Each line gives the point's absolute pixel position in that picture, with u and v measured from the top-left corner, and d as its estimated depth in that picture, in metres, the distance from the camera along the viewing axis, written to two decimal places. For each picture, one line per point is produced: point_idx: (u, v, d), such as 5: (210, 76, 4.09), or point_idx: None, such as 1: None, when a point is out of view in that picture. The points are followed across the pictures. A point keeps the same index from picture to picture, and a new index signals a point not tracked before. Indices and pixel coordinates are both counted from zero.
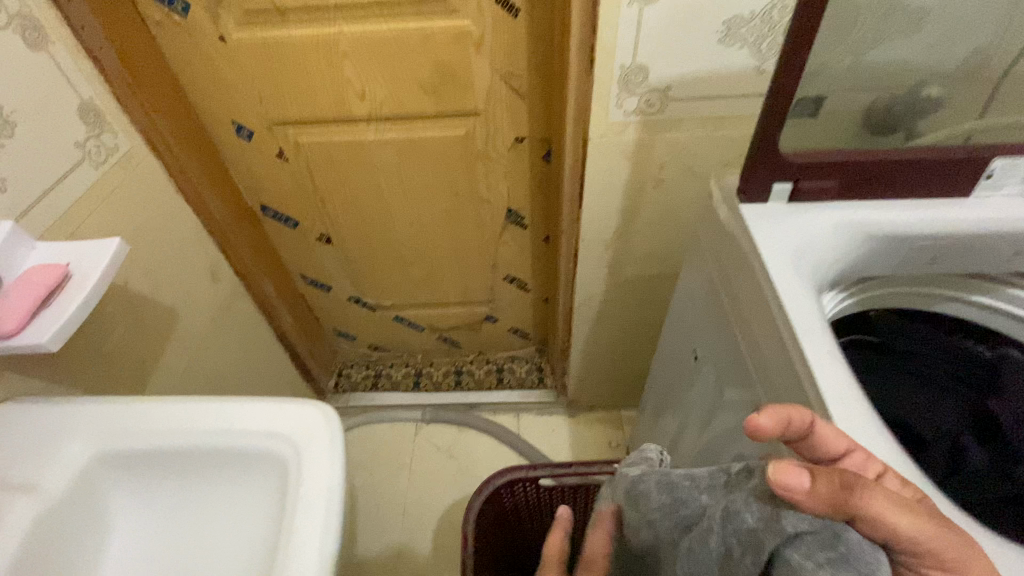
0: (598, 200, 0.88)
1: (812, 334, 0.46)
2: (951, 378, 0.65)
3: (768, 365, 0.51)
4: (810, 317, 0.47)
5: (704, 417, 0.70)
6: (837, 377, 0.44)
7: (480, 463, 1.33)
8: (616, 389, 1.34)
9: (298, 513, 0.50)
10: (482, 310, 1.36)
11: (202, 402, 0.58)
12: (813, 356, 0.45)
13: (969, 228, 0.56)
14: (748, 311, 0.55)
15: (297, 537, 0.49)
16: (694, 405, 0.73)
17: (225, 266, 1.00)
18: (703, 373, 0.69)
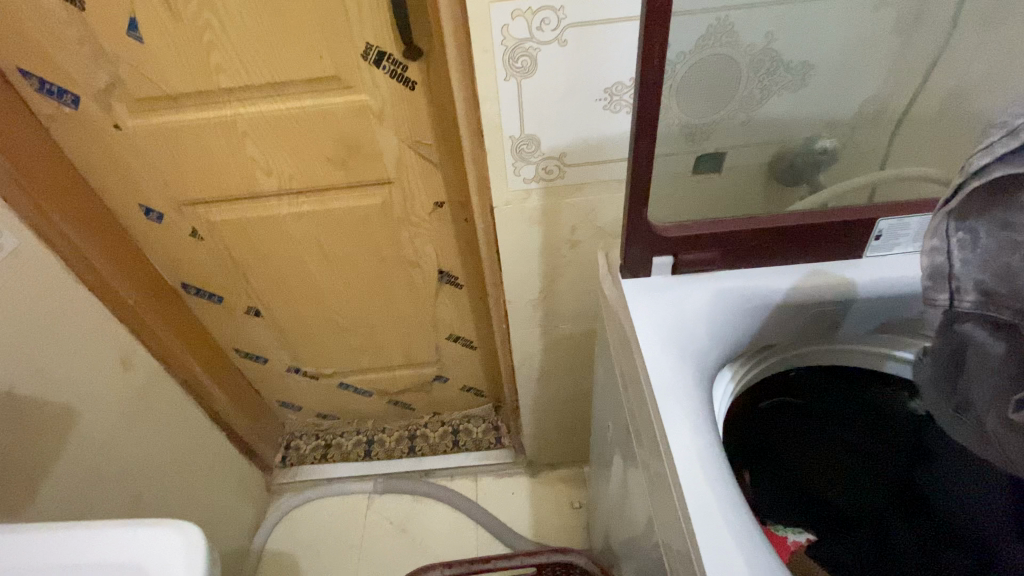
0: (516, 264, 0.85)
1: (681, 424, 0.44)
2: (872, 439, 0.58)
3: (651, 454, 0.47)
4: (681, 407, 0.44)
5: (625, 499, 0.65)
6: (700, 476, 0.41)
7: (436, 536, 1.25)
8: (574, 446, 1.28)
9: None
10: (429, 372, 1.31)
11: (54, 531, 0.52)
12: (677, 449, 0.42)
13: (861, 291, 0.53)
14: (633, 391, 0.52)
15: None
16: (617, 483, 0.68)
17: (140, 352, 0.96)
18: (620, 454, 0.64)
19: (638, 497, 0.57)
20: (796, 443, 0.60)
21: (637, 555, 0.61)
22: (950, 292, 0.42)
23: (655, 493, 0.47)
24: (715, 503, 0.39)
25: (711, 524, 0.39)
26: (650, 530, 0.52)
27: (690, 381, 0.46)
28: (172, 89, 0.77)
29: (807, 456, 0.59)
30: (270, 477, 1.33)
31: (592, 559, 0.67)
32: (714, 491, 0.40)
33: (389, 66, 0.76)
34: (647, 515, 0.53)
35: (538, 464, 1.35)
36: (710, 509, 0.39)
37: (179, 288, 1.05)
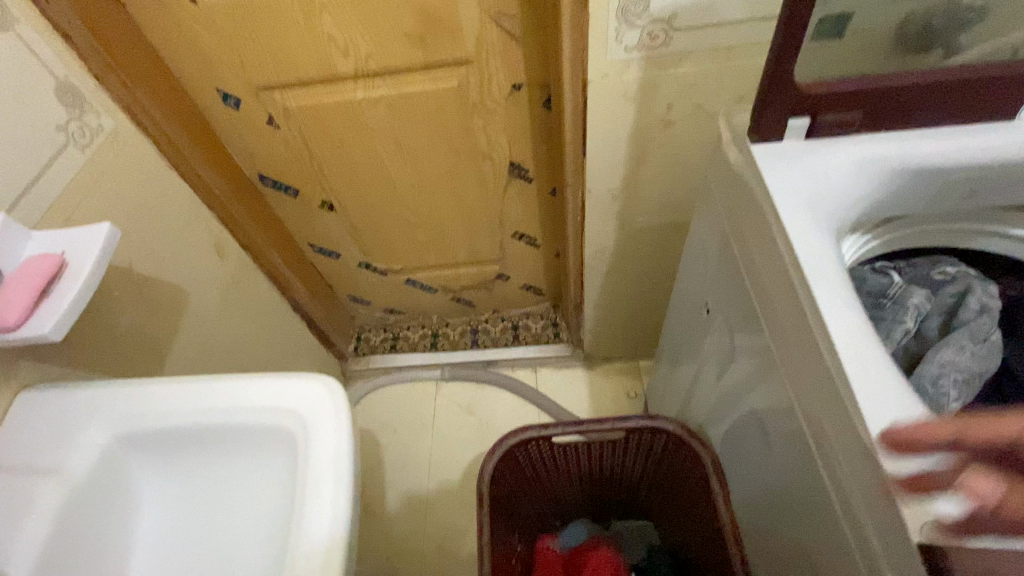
0: (603, 148, 0.82)
1: (826, 279, 0.43)
2: (901, 312, 0.59)
3: (779, 314, 0.48)
4: (823, 266, 0.44)
5: (719, 369, 0.68)
6: (847, 321, 0.41)
7: (501, 418, 1.35)
8: (634, 341, 1.32)
9: (311, 476, 0.51)
10: (492, 269, 1.34)
11: (213, 381, 0.58)
12: (824, 301, 0.42)
13: (1013, 155, 0.50)
14: (756, 257, 0.52)
15: (309, 505, 0.50)
16: (709, 357, 0.71)
17: (229, 240, 1.00)
18: (718, 330, 0.65)
19: (745, 365, 0.59)
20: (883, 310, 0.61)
21: (733, 419, 0.64)
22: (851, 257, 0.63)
23: (784, 349, 0.48)
24: (868, 352, 0.40)
25: (866, 369, 0.39)
26: (761, 390, 0.55)
27: (831, 245, 0.46)
28: None
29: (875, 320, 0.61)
30: (346, 364, 1.43)
31: (683, 425, 0.72)
32: (864, 335, 0.41)
33: None
34: (756, 377, 0.56)
35: (595, 358, 1.40)
36: (860, 348, 0.40)
37: (256, 180, 1.06)
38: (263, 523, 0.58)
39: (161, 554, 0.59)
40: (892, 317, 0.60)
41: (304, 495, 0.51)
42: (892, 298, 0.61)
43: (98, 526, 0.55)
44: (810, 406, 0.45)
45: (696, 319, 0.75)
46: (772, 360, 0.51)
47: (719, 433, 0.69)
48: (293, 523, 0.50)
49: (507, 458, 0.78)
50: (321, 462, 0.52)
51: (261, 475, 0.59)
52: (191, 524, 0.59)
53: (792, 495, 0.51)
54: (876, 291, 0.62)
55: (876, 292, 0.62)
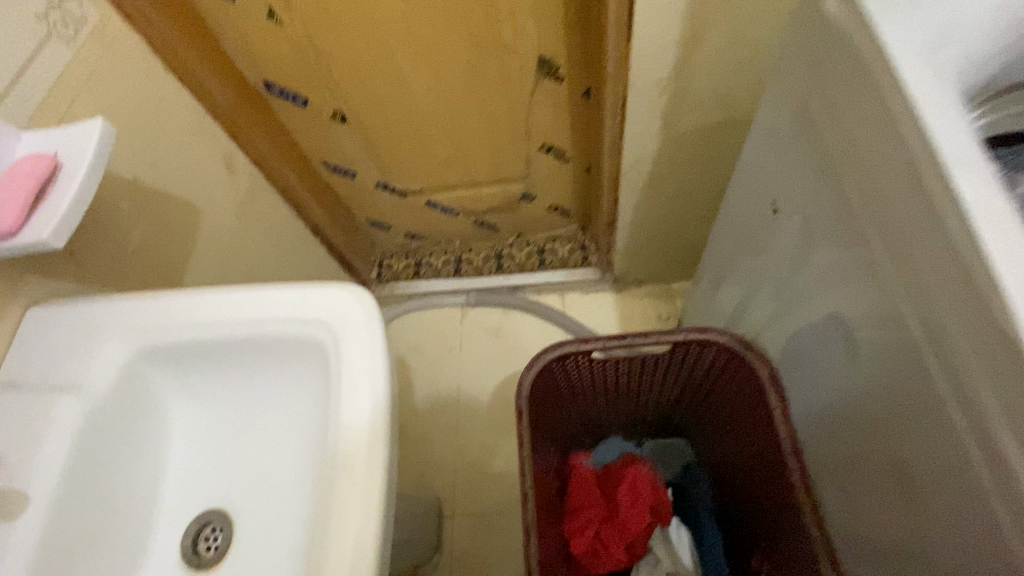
0: (651, 29, 0.71)
1: (957, 148, 0.36)
2: None
3: (891, 201, 0.41)
4: (956, 135, 0.36)
5: (784, 275, 0.62)
6: (984, 199, 0.34)
7: (528, 344, 1.32)
8: (668, 262, 1.25)
9: (346, 385, 0.48)
10: (518, 189, 1.25)
11: (232, 292, 0.54)
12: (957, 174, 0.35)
13: None
14: (858, 132, 0.44)
15: (346, 418, 0.47)
16: (771, 263, 0.64)
17: (239, 156, 0.93)
18: (792, 231, 0.57)
19: (829, 266, 0.51)
20: None
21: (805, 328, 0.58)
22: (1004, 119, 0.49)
23: (890, 241, 0.42)
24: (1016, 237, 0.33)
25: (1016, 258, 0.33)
26: (847, 291, 0.49)
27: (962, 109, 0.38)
28: None
29: None
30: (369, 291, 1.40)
31: (738, 338, 0.70)
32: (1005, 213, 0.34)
33: None
34: (841, 277, 0.49)
35: (626, 281, 1.34)
36: (1000, 230, 0.34)
37: (262, 88, 0.97)
38: (297, 439, 0.55)
39: (196, 470, 0.57)
40: None
41: (339, 405, 0.48)
42: None
43: (126, 442, 0.52)
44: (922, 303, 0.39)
45: (758, 221, 0.67)
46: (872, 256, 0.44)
47: (786, 343, 0.64)
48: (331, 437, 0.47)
49: (545, 373, 0.75)
50: (355, 373, 0.48)
51: (291, 389, 0.56)
52: (223, 437, 0.57)
53: (892, 405, 0.45)
54: None
55: None
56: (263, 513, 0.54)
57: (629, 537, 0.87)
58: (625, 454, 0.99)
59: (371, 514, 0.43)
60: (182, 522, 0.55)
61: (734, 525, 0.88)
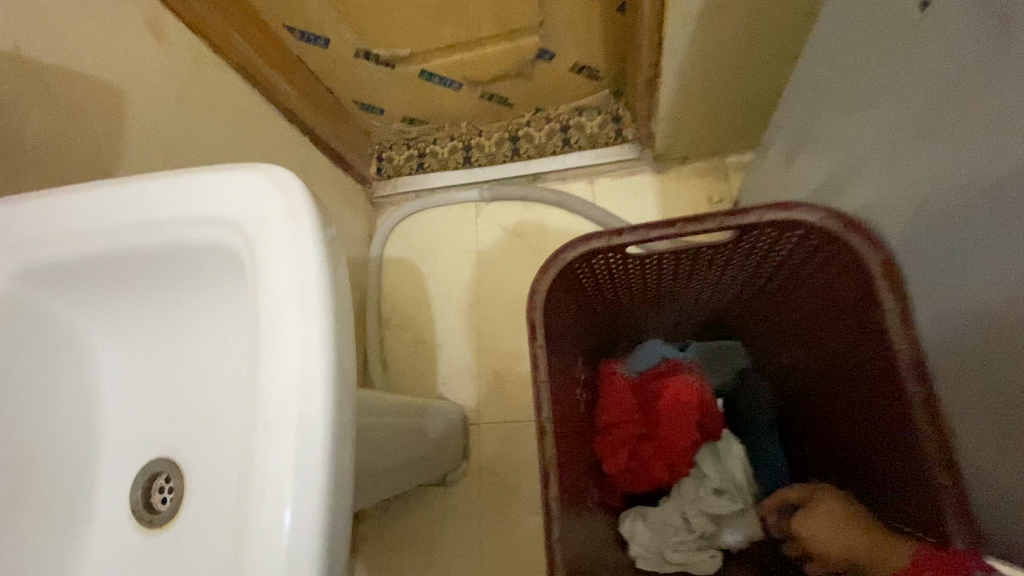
0: None
1: None
2: None
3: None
4: None
5: (951, 109, 0.41)
6: None
7: (553, 239, 1.16)
8: (722, 128, 1.01)
9: (266, 306, 0.33)
10: (532, 46, 1.00)
11: (118, 188, 0.39)
12: None
13: None
14: None
15: (269, 355, 0.33)
16: (930, 91, 0.43)
17: (168, 19, 0.73)
18: (987, 38, 0.36)
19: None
20: None
21: (969, 197, 0.40)
22: None
23: None
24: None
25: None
26: None
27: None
28: None
29: None
30: (371, 190, 1.24)
31: (837, 214, 0.51)
32: None
33: None
34: None
35: (668, 158, 1.12)
36: None
37: None
38: (237, 374, 0.42)
39: (129, 413, 0.46)
40: None
41: (260, 337, 0.33)
42: None
43: (25, 385, 0.42)
44: None
45: (913, 37, 0.44)
46: None
47: (921, 220, 0.46)
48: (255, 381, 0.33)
49: (566, 277, 0.59)
50: (286, 290, 0.34)
51: (223, 302, 0.43)
52: (156, 369, 0.46)
53: None
54: None
55: None
56: (209, 461, 0.43)
57: (668, 452, 0.76)
58: (669, 359, 0.85)
59: (312, 480, 0.30)
60: (123, 476, 0.45)
61: (804, 430, 0.77)
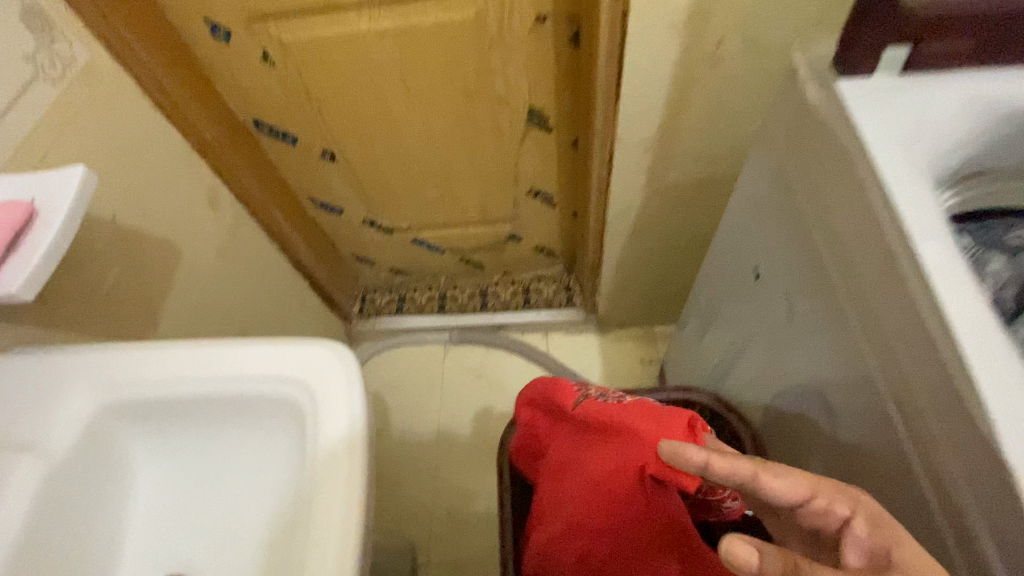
0: (636, 90, 0.74)
1: (930, 233, 0.37)
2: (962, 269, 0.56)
3: (867, 284, 0.42)
4: (927, 221, 0.38)
5: (765, 343, 0.63)
6: (956, 289, 0.35)
7: (511, 383, 1.32)
8: (650, 306, 1.27)
9: (322, 446, 0.46)
10: (504, 229, 1.26)
11: (208, 347, 0.52)
12: (927, 258, 0.36)
13: None
14: (832, 204, 0.45)
15: (323, 481, 0.45)
16: (754, 329, 0.65)
17: (223, 193, 0.93)
18: (775, 310, 0.59)
19: (801, 331, 0.54)
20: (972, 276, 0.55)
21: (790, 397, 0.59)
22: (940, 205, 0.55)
23: (870, 318, 0.42)
24: (990, 336, 0.34)
25: (986, 355, 0.34)
26: (830, 361, 0.50)
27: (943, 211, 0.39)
28: None
29: None
30: (350, 326, 1.39)
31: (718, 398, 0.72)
32: (975, 306, 0.35)
33: None
34: (822, 345, 0.50)
35: (609, 323, 1.35)
36: (988, 331, 0.34)
37: (252, 126, 0.97)
38: (268, 492, 0.54)
39: (159, 529, 0.54)
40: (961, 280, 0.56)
41: (313, 465, 0.46)
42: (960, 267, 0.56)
43: (87, 499, 0.50)
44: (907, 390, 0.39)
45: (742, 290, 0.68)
46: (852, 332, 0.45)
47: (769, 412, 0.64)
48: (306, 500, 0.45)
49: None
50: (335, 450, 0.46)
51: (261, 446, 0.55)
52: (190, 490, 0.56)
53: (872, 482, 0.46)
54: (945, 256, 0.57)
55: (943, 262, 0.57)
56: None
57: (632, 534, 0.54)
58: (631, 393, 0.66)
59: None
60: None
61: None
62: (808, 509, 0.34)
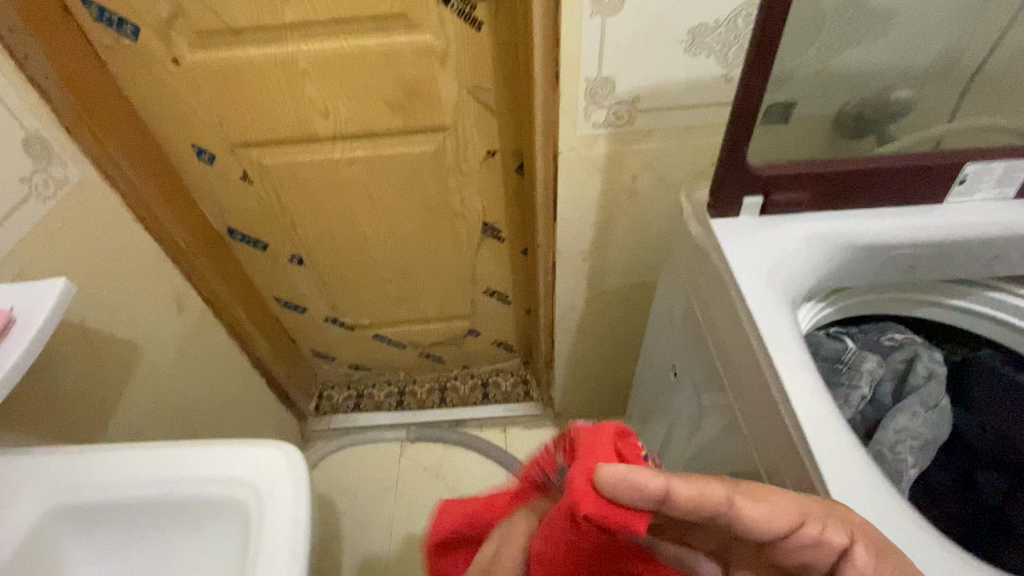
0: (570, 210, 0.86)
1: (784, 342, 0.46)
2: (835, 367, 0.65)
3: (741, 380, 0.50)
4: (780, 333, 0.46)
5: (687, 434, 0.69)
6: (807, 391, 0.43)
7: (467, 480, 1.31)
8: (602, 399, 1.32)
9: (263, 549, 0.48)
10: (463, 325, 1.33)
11: (158, 451, 0.55)
12: (780, 363, 0.45)
13: (933, 237, 0.54)
14: (717, 316, 0.55)
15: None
16: (677, 421, 0.72)
17: (190, 295, 0.98)
18: (690, 404, 0.66)
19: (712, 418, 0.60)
20: (850, 373, 0.64)
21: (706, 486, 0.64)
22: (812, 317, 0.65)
23: (750, 415, 0.50)
24: (826, 421, 0.42)
25: (823, 437, 0.41)
26: (729, 452, 0.56)
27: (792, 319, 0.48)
28: (234, 21, 0.75)
29: (835, 380, 0.65)
30: (306, 424, 1.39)
31: None
32: (818, 403, 0.42)
33: (459, 5, 0.74)
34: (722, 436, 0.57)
35: (565, 416, 1.39)
36: (826, 427, 0.41)
37: (225, 234, 1.05)
38: None
39: None
40: (841, 377, 0.64)
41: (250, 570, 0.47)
42: (836, 366, 0.65)
43: None
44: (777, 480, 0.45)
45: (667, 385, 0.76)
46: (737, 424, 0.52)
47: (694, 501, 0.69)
48: None
49: None
50: (275, 553, 0.47)
51: (207, 550, 0.56)
52: None
53: None
54: (825, 359, 0.67)
55: (824, 364, 0.66)
56: None
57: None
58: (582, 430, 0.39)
59: None
60: None
61: None
62: (795, 538, 0.33)
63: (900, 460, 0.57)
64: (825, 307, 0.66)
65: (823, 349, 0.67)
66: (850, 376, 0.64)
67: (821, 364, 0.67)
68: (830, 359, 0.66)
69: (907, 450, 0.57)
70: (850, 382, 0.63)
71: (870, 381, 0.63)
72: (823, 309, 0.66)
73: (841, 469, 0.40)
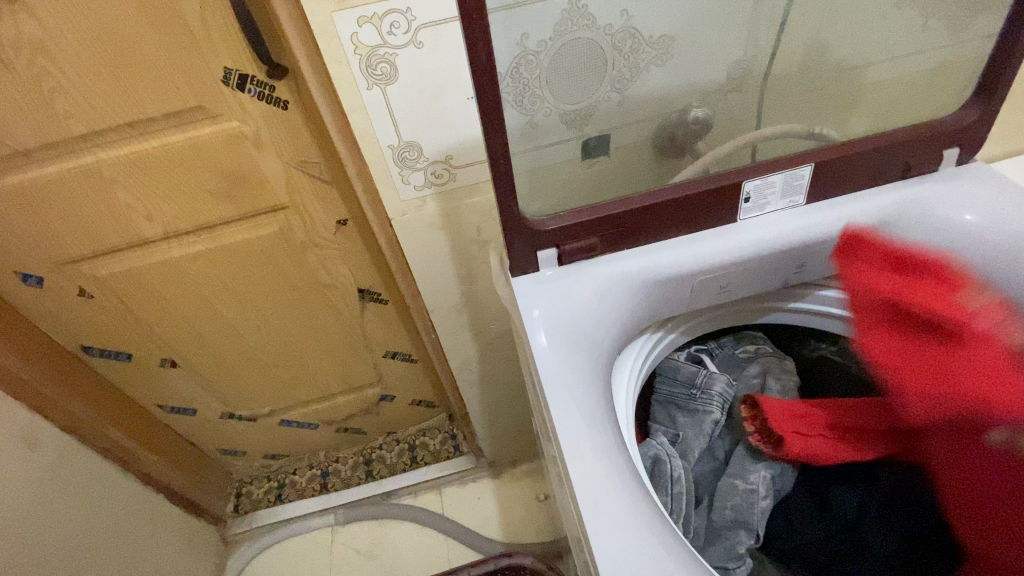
0: (426, 270, 0.83)
1: (568, 414, 0.48)
2: (689, 394, 0.65)
3: (550, 445, 0.51)
4: (563, 400, 0.48)
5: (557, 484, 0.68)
6: (594, 462, 0.45)
7: (405, 556, 1.24)
8: (531, 439, 1.28)
9: None
10: (373, 392, 1.27)
11: None
12: (572, 440, 0.46)
13: (727, 258, 0.54)
14: (531, 375, 0.54)
15: None
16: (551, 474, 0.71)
17: (44, 431, 0.86)
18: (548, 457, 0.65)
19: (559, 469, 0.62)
20: (701, 399, 0.64)
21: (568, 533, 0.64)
22: (660, 349, 0.63)
23: (561, 486, 0.51)
24: (612, 494, 0.44)
25: (601, 509, 0.43)
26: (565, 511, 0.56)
27: (593, 388, 0.50)
28: (19, 143, 0.70)
29: (690, 408, 0.64)
30: (225, 528, 1.28)
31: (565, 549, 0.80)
32: (604, 474, 0.45)
33: (255, 88, 0.71)
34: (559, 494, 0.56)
35: (501, 463, 1.34)
36: (604, 497, 0.44)
37: (80, 352, 0.97)
38: None
39: None
40: (697, 404, 0.64)
41: None
42: (691, 392, 0.65)
43: None
44: (580, 547, 0.48)
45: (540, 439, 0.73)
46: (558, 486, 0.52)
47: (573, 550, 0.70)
48: None
49: None
50: None
51: None
52: None
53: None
54: (681, 386, 0.66)
55: (680, 391, 0.66)
56: None
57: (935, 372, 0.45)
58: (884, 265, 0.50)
59: None
60: None
61: None
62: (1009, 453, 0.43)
63: (751, 491, 0.58)
64: (672, 333, 0.64)
65: (683, 373, 0.66)
66: (704, 404, 0.64)
67: (679, 389, 0.66)
68: (686, 385, 0.65)
69: (762, 479, 0.59)
70: (705, 409, 0.64)
71: (720, 406, 0.63)
72: (669, 339, 0.64)
73: (624, 539, 0.42)
